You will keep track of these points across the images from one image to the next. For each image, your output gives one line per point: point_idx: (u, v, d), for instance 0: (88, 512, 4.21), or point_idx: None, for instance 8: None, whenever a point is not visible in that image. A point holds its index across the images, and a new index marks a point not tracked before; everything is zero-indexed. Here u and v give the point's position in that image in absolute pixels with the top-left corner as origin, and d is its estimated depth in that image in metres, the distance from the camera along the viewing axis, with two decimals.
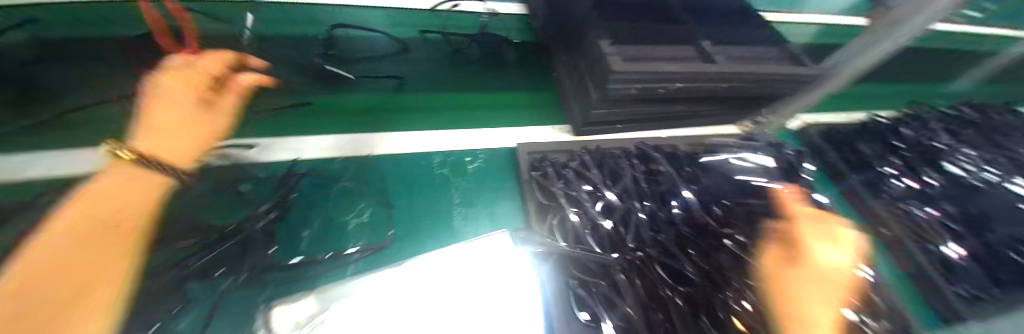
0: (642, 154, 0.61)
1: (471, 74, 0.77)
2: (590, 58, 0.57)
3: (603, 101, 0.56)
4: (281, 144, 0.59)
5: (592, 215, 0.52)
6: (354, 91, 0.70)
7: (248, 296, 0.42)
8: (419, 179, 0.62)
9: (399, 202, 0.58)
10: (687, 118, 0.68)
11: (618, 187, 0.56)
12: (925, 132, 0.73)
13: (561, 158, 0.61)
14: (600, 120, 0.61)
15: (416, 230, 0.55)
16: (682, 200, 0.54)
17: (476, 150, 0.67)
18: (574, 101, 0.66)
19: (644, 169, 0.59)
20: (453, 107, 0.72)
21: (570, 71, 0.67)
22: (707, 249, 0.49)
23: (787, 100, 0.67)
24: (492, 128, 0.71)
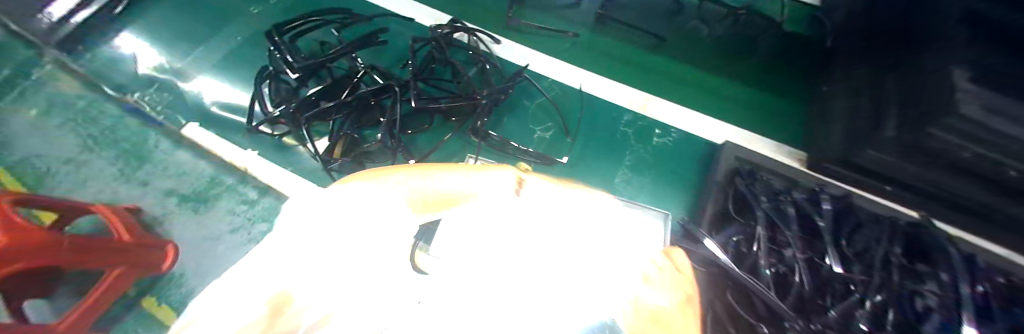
0: (908, 239, 0.43)
1: (708, 49, 0.68)
2: (915, 86, 0.41)
3: (898, 145, 0.42)
4: (516, 48, 0.68)
5: (789, 259, 0.41)
6: (585, 24, 0.71)
7: (462, 143, 0.60)
8: (604, 126, 0.62)
9: (580, 136, 0.61)
10: (1008, 227, 0.45)
11: (853, 256, 0.41)
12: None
13: (775, 182, 0.50)
14: (864, 164, 0.47)
15: (586, 166, 0.58)
16: None
17: (670, 127, 0.61)
18: (835, 130, 0.52)
19: (902, 257, 0.41)
20: (670, 75, 0.66)
21: (853, 93, 0.52)
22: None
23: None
24: (704, 114, 0.62)
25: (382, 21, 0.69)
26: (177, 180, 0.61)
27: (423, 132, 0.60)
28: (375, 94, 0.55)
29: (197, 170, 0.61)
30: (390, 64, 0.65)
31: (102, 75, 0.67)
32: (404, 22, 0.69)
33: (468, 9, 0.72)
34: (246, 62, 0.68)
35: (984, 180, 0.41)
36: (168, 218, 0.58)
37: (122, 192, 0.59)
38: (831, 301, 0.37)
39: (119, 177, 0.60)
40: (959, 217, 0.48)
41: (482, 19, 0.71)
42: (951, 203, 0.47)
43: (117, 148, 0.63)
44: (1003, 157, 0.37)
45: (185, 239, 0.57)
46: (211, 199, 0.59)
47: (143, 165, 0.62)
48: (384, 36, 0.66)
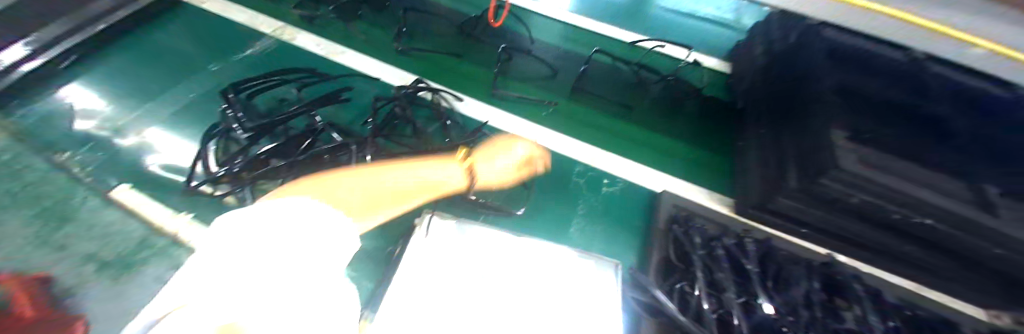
0: (824, 277, 0.47)
1: (645, 109, 0.77)
2: (806, 143, 0.48)
3: (799, 192, 0.47)
4: (476, 106, 0.73)
5: (728, 302, 0.43)
6: (539, 87, 0.79)
7: (420, 199, 0.59)
8: (559, 177, 0.65)
9: (536, 187, 0.63)
10: (905, 262, 0.51)
11: (780, 295, 0.44)
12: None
13: (709, 228, 0.54)
14: (777, 209, 0.51)
15: (541, 216, 0.60)
16: None
17: (618, 177, 0.66)
18: (752, 178, 0.58)
19: (823, 294, 0.45)
20: (615, 132, 0.73)
21: (762, 147, 0.59)
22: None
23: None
24: (648, 165, 0.68)
25: (344, 80, 0.72)
26: (99, 243, 0.51)
27: None
28: (331, 150, 0.54)
29: (127, 232, 0.52)
30: (351, 119, 0.65)
31: (31, 128, 0.61)
32: (367, 81, 0.73)
33: (438, 72, 0.78)
34: (201, 117, 0.67)
35: (871, 221, 0.46)
36: (78, 289, 0.46)
37: (29, 258, 0.48)
38: None
39: (29, 241, 0.50)
40: (868, 256, 0.52)
41: (444, 80, 0.77)
42: (855, 244, 0.51)
43: (30, 207, 0.53)
44: (880, 200, 0.43)
45: (98, 314, 0.45)
46: (139, 264, 0.50)
47: (60, 227, 0.52)
48: (348, 95, 0.68)
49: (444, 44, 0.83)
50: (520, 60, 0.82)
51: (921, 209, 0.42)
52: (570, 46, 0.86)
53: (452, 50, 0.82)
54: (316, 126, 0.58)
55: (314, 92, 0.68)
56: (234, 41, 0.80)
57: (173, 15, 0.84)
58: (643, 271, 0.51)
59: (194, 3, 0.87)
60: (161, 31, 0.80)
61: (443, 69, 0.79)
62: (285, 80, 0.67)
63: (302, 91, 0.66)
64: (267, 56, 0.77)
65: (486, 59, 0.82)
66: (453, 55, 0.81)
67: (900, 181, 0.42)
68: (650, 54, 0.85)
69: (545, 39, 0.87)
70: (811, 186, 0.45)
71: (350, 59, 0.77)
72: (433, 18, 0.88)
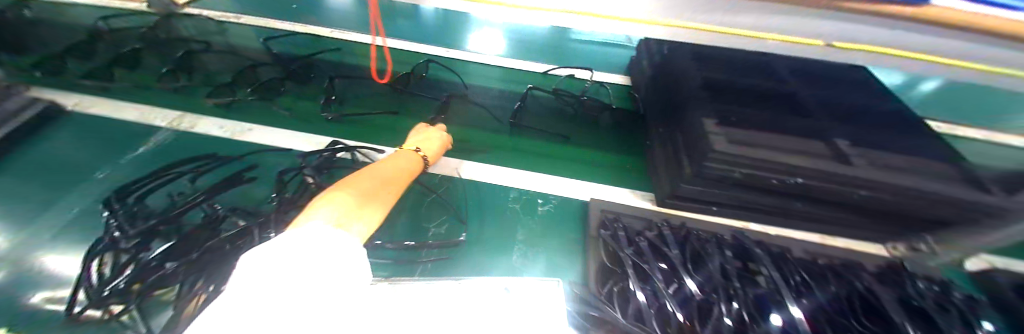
0: (736, 247, 0.52)
1: (565, 128, 0.83)
2: (689, 134, 0.55)
3: (694, 178, 0.52)
4: None
5: (661, 294, 0.46)
6: (466, 126, 0.81)
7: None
8: (494, 207, 0.66)
9: (473, 221, 0.63)
10: (811, 220, 0.55)
11: (700, 273, 0.48)
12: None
13: (634, 224, 0.58)
14: (686, 196, 0.56)
15: (482, 250, 0.58)
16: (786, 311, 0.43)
17: (550, 195, 0.69)
18: (661, 172, 0.62)
19: (737, 263, 0.49)
20: (542, 154, 0.77)
21: (663, 142, 0.65)
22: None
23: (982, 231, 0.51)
24: (577, 179, 0.72)
25: (253, 158, 0.69)
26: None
27: None
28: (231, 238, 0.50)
29: None
30: (264, 196, 0.63)
31: None
32: (278, 153, 0.71)
33: (369, 131, 0.78)
34: (93, 227, 0.58)
35: (761, 190, 0.51)
36: None
37: None
38: (700, 324, 0.43)
39: None
40: (781, 221, 0.56)
41: (368, 136, 0.76)
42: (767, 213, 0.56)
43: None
44: (757, 171, 0.48)
45: None
46: None
47: None
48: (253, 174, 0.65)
49: (366, 103, 0.84)
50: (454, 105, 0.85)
51: (793, 171, 0.47)
52: (507, 85, 0.92)
53: (382, 107, 0.83)
54: (219, 215, 0.55)
55: (214, 178, 0.64)
56: (132, 139, 0.74)
57: (55, 124, 0.76)
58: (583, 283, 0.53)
59: (81, 108, 0.80)
60: (40, 144, 0.71)
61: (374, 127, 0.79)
62: (178, 172, 0.63)
63: (199, 180, 0.63)
64: (170, 149, 0.72)
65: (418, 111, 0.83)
66: (382, 113, 0.82)
67: (768, 151, 0.48)
68: (564, 80, 0.93)
69: (473, 81, 0.92)
70: (699, 170, 0.50)
71: (266, 135, 0.75)
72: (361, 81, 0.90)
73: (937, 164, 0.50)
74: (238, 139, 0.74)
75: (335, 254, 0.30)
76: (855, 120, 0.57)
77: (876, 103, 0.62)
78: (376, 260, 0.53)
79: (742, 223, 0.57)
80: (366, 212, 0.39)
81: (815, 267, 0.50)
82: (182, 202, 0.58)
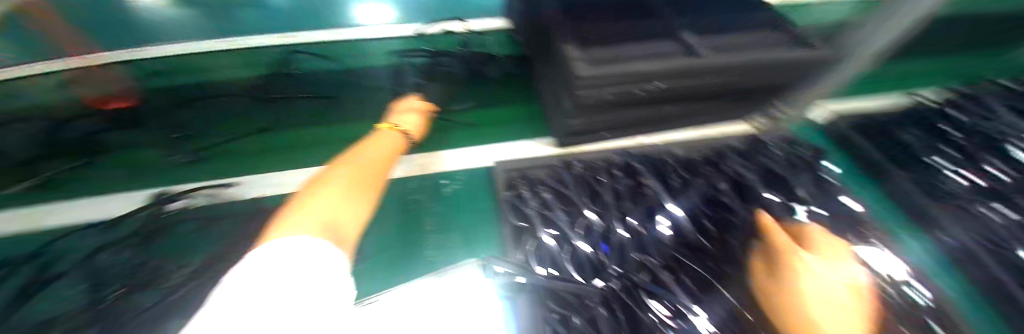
0: (626, 167, 0.54)
1: (454, 93, 0.75)
2: (561, 66, 0.51)
3: (576, 109, 0.50)
4: (278, 177, 0.60)
5: (570, 235, 0.46)
6: (346, 121, 0.70)
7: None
8: (391, 203, 0.58)
9: (368, 228, 0.54)
10: (684, 118, 0.59)
11: (599, 204, 0.49)
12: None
13: (539, 174, 0.57)
14: (577, 129, 0.55)
15: (384, 256, 0.53)
16: (671, 214, 0.48)
17: (454, 172, 0.65)
18: (553, 111, 0.60)
19: (629, 183, 0.52)
20: (435, 128, 0.70)
21: (548, 80, 0.61)
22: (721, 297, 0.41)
23: (822, 80, 0.56)
24: (475, 146, 0.69)
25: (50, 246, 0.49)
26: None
27: None
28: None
29: None
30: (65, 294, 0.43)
31: None
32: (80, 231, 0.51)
33: (218, 160, 0.62)
34: None
35: (639, 104, 0.52)
36: None
37: None
38: (606, 253, 0.45)
39: None
40: (661, 128, 0.60)
41: (221, 169, 0.62)
42: (649, 123, 0.59)
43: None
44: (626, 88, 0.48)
45: None
46: None
47: None
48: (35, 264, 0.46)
49: (203, 125, 0.66)
50: (321, 103, 0.72)
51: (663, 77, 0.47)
52: (373, 58, 0.76)
53: (229, 124, 0.67)
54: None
55: None
56: None
57: None
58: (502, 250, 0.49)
59: None
60: None
61: (223, 153, 0.64)
62: None
63: None
64: None
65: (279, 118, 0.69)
66: (224, 134, 0.66)
67: (639, 59, 0.46)
68: (438, 38, 0.80)
69: (330, 63, 0.74)
70: (578, 101, 0.48)
71: (62, 209, 0.54)
72: (167, 94, 0.66)
73: (778, 33, 0.53)
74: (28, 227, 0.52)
75: (318, 269, 0.24)
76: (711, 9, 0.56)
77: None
78: None
79: (634, 140, 0.60)
80: (350, 207, 0.38)
81: (691, 161, 0.55)
82: None
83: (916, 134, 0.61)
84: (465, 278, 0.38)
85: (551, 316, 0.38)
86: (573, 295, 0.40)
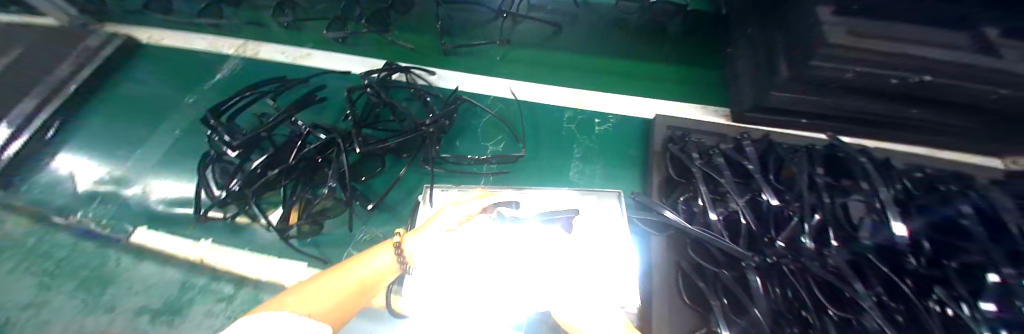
0: (829, 160, 0.47)
1: (623, 40, 0.73)
2: (793, 29, 0.45)
3: (791, 82, 0.46)
4: (459, 77, 0.71)
5: (735, 206, 0.44)
6: (522, 43, 0.75)
7: (420, 176, 0.58)
8: (551, 126, 0.64)
9: (529, 138, 0.62)
10: (911, 129, 0.50)
11: (786, 189, 0.44)
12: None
13: (705, 139, 0.55)
14: (774, 105, 0.51)
15: (540, 169, 0.59)
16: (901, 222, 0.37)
17: (608, 114, 0.66)
18: (744, 81, 0.57)
19: (827, 177, 0.45)
20: (602, 69, 0.71)
21: (752, 48, 0.57)
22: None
23: None
24: (633, 96, 0.68)
25: (317, 79, 0.72)
26: (134, 299, 0.49)
27: (378, 175, 0.58)
28: (321, 150, 0.55)
29: (165, 278, 0.51)
30: (335, 117, 0.66)
31: (47, 198, 0.60)
32: (338, 77, 0.72)
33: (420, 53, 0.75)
34: (195, 148, 0.66)
35: (874, 96, 0.45)
36: None
37: (83, 322, 0.47)
38: (777, 232, 0.41)
39: (78, 309, 0.48)
40: (873, 130, 0.52)
41: (420, 56, 0.75)
42: (869, 123, 0.50)
43: (76, 277, 0.52)
44: (875, 71, 0.41)
45: None
46: (182, 306, 0.48)
47: (106, 289, 0.51)
48: (323, 94, 0.68)
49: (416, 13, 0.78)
50: (508, 25, 0.74)
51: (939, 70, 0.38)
52: None
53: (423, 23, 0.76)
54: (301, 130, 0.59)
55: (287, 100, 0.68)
56: (202, 73, 0.78)
57: (143, 59, 0.82)
58: (644, 193, 0.54)
59: (156, 41, 0.85)
60: (132, 82, 0.78)
61: (419, 48, 0.75)
62: (258, 94, 0.66)
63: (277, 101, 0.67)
64: (235, 77, 0.75)
65: (462, 31, 0.75)
66: (421, 31, 0.77)
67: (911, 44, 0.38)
68: None
69: None
70: (801, 71, 0.43)
71: (323, 59, 0.75)
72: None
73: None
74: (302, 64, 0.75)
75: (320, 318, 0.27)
76: None
77: None
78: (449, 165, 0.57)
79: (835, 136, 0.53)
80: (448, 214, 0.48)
81: (934, 183, 0.43)
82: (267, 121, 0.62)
83: None
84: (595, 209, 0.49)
85: (680, 265, 0.45)
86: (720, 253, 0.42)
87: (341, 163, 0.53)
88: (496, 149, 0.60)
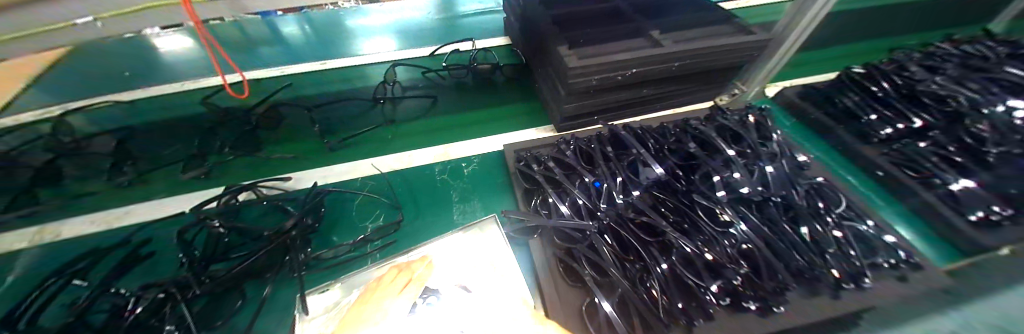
0: (615, 139, 0.66)
1: (467, 98, 0.88)
2: (555, 62, 0.64)
3: (569, 96, 0.64)
4: (321, 172, 0.71)
5: (569, 193, 0.58)
6: (380, 121, 0.81)
7: (289, 288, 0.55)
8: (423, 184, 0.71)
9: (407, 201, 0.68)
10: (657, 101, 0.73)
11: (595, 167, 0.61)
12: (951, 97, 0.71)
13: (542, 151, 0.69)
14: (571, 113, 0.68)
15: (425, 226, 0.64)
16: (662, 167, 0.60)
17: (471, 156, 0.76)
18: (551, 103, 0.74)
19: (615, 151, 0.64)
20: (458, 122, 0.83)
21: (546, 78, 0.76)
22: (708, 236, 0.52)
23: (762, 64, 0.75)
24: (484, 136, 0.80)
25: (142, 233, 0.59)
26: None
27: (240, 309, 0.52)
28: (151, 313, 0.47)
29: None
30: (169, 268, 0.56)
31: None
32: (166, 221, 0.61)
33: (273, 157, 0.72)
34: None
35: (620, 89, 0.65)
36: None
37: None
38: (600, 201, 0.56)
39: None
40: (640, 108, 0.73)
41: (273, 163, 0.71)
42: (633, 105, 0.72)
43: None
44: (608, 76, 0.61)
45: None
46: None
47: None
48: (150, 247, 0.58)
49: (266, 122, 0.77)
50: (376, 109, 0.84)
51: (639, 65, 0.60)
52: (406, 72, 0.93)
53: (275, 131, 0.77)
54: (124, 300, 0.48)
55: (100, 272, 0.54)
56: None
57: None
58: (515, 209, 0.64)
59: None
60: None
61: (272, 152, 0.73)
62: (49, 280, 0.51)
63: (84, 278, 0.52)
64: None
65: (322, 128, 0.79)
66: (270, 135, 0.76)
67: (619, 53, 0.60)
68: (456, 56, 0.98)
69: (367, 78, 0.90)
70: (570, 88, 0.61)
71: (143, 202, 0.64)
72: (241, 109, 0.78)
73: (729, 26, 0.67)
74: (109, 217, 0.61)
75: None
76: (672, 14, 0.72)
77: None
78: (335, 253, 0.59)
79: (618, 121, 0.74)
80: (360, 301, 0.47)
81: (669, 132, 0.68)
82: (70, 307, 0.48)
83: (853, 99, 0.79)
84: (480, 242, 0.55)
85: (558, 251, 0.53)
86: (575, 233, 0.53)
87: (184, 317, 0.47)
88: (377, 223, 0.64)
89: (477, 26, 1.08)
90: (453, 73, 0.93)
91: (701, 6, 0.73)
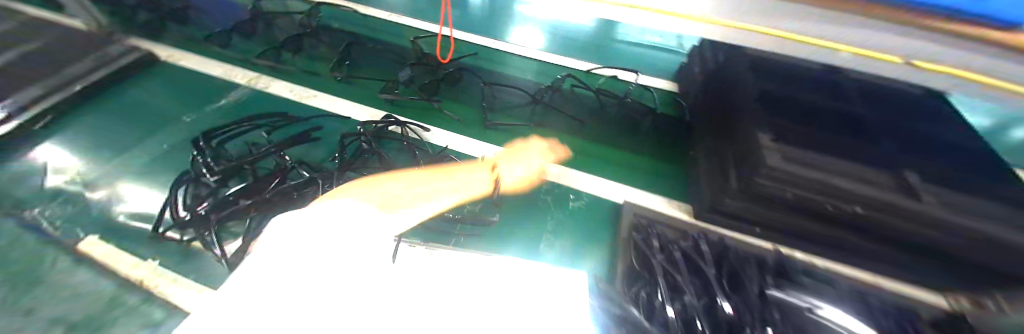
0: (778, 274, 0.49)
1: (604, 130, 0.80)
2: (740, 148, 0.53)
3: (742, 193, 0.50)
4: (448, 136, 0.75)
5: (689, 305, 0.45)
6: (513, 114, 0.81)
7: None
8: (528, 195, 0.67)
9: (506, 203, 0.65)
10: (864, 256, 0.51)
11: (736, 295, 0.46)
12: None
13: (669, 232, 0.57)
14: (729, 211, 0.54)
15: (506, 239, 0.60)
16: None
17: (583, 192, 0.68)
18: (704, 185, 0.61)
19: (778, 290, 0.47)
20: (583, 150, 0.76)
21: (711, 154, 0.62)
22: None
23: None
24: (605, 178, 0.71)
25: (315, 120, 0.75)
26: (64, 307, 0.47)
27: None
28: (298, 187, 0.56)
29: (98, 289, 0.49)
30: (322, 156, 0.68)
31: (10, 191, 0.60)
32: (336, 120, 0.76)
33: (418, 107, 0.80)
34: (175, 164, 0.66)
35: (820, 219, 0.48)
36: None
37: None
38: None
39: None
40: (831, 252, 0.53)
41: (415, 112, 0.79)
42: (826, 244, 0.52)
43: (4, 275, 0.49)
44: (813, 195, 0.45)
45: None
46: (107, 324, 0.46)
47: (34, 288, 0.48)
48: (317, 134, 0.71)
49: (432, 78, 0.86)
50: (513, 102, 0.84)
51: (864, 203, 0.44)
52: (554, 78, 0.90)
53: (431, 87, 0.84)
54: (286, 165, 0.61)
55: (282, 134, 0.71)
56: (208, 95, 0.82)
57: (155, 73, 0.87)
58: (609, 282, 0.52)
59: (171, 60, 0.91)
60: (134, 91, 0.82)
61: (421, 103, 0.81)
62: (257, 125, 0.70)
63: (271, 134, 0.70)
64: (239, 104, 0.79)
65: (462, 99, 0.83)
66: (427, 90, 0.84)
67: (835, 177, 0.46)
68: (610, 81, 0.91)
69: (517, 71, 0.92)
70: (748, 185, 0.49)
71: (327, 98, 0.81)
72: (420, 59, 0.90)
73: None
74: (303, 103, 0.80)
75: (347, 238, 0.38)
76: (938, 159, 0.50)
77: (975, 144, 0.53)
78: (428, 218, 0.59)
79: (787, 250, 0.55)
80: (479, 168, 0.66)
81: (866, 307, 0.47)
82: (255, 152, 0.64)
83: None
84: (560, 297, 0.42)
85: None
86: None
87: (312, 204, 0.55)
88: (472, 209, 0.62)
89: (646, 58, 0.98)
90: (601, 97, 0.85)
91: (992, 169, 0.49)
